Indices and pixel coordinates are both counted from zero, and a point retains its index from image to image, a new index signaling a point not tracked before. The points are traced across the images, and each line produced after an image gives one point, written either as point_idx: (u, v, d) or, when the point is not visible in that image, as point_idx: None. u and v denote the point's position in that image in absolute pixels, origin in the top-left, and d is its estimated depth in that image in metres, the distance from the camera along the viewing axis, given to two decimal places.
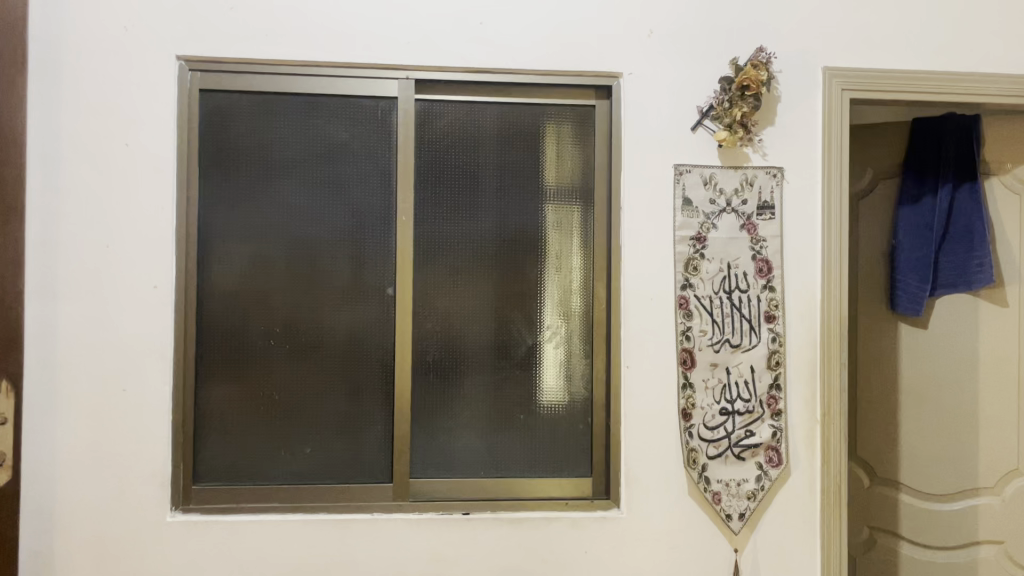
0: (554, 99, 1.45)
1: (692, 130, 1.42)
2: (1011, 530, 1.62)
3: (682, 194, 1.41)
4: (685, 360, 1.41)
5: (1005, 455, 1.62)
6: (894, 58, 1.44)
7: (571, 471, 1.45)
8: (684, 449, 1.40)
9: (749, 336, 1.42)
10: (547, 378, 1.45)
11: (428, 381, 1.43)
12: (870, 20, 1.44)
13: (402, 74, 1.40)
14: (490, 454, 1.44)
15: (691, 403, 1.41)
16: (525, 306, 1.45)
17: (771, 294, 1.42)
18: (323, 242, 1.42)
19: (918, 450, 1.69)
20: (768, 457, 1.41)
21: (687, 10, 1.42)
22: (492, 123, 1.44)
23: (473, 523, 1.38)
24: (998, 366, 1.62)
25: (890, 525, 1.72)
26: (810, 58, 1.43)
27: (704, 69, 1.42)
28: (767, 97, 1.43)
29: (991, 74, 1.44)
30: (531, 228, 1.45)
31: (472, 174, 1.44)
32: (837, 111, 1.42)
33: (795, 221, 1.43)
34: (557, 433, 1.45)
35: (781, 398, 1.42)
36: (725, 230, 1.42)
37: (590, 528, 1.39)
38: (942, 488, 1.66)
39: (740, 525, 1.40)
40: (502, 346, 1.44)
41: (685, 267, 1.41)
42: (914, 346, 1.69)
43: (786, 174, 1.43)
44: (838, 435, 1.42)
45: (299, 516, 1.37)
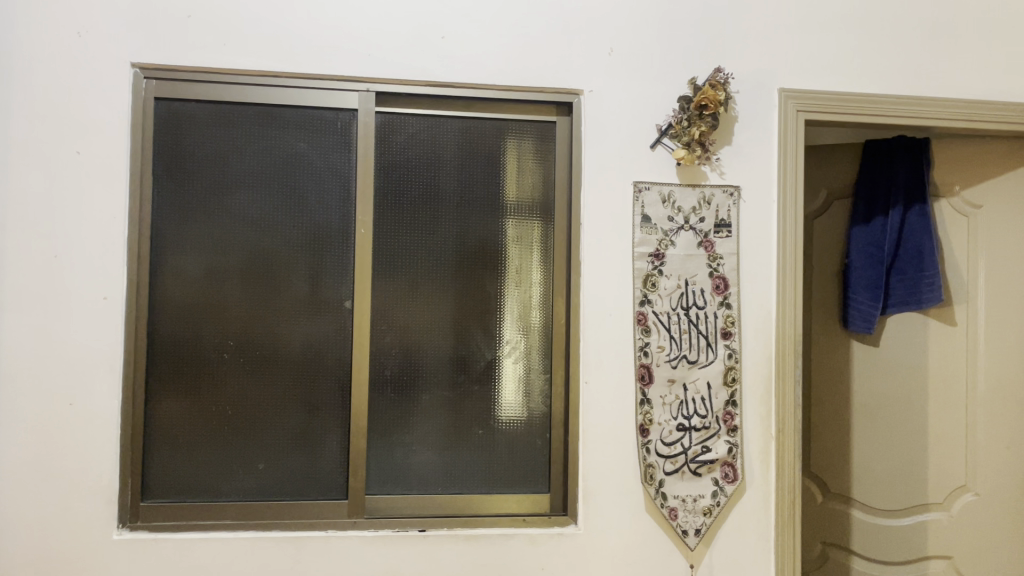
0: (515, 114, 1.45)
1: (651, 148, 1.43)
2: (960, 547, 1.65)
3: (641, 211, 1.42)
4: (643, 376, 1.42)
5: (953, 473, 1.65)
6: (847, 81, 1.47)
7: (529, 487, 1.45)
8: (641, 465, 1.40)
9: (705, 352, 1.43)
10: (505, 394, 1.44)
11: (387, 397, 1.41)
12: (825, 43, 1.47)
13: (363, 87, 1.39)
14: (448, 470, 1.42)
15: (649, 419, 1.41)
16: (485, 321, 1.44)
17: (727, 310, 1.44)
18: (280, 255, 1.40)
19: (871, 467, 1.71)
20: (723, 472, 1.42)
21: (647, 30, 1.43)
22: (453, 138, 1.44)
23: (429, 540, 1.37)
24: (947, 385, 1.66)
25: (842, 541, 1.72)
26: (767, 79, 1.46)
27: (663, 88, 1.44)
28: (725, 116, 1.45)
29: (941, 98, 1.48)
30: (491, 242, 1.45)
31: (432, 187, 1.43)
32: (793, 131, 1.45)
33: (751, 239, 1.45)
34: (515, 449, 1.44)
35: (736, 414, 1.43)
36: (683, 247, 1.43)
37: (547, 544, 1.39)
38: (893, 504, 1.69)
39: (696, 541, 1.40)
40: (461, 361, 1.44)
41: (643, 284, 1.42)
42: (867, 364, 1.72)
43: (743, 193, 1.45)
44: (792, 450, 1.44)
45: (250, 533, 1.35)
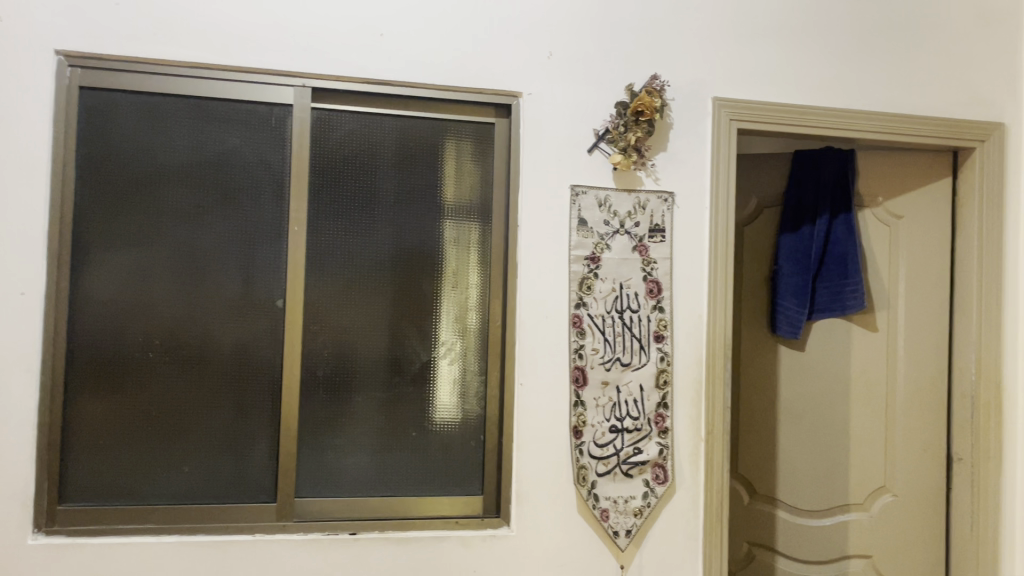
0: (454, 115, 1.45)
1: (589, 152, 1.44)
2: (879, 547, 1.71)
3: (578, 214, 1.43)
4: (577, 378, 1.43)
5: (873, 475, 1.72)
6: (778, 92, 1.51)
7: (462, 489, 1.44)
8: (574, 466, 1.41)
9: (639, 355, 1.45)
10: (441, 395, 1.44)
11: (318, 398, 1.39)
12: (757, 54, 1.51)
13: (299, 82, 1.37)
14: (380, 472, 1.41)
15: (582, 420, 1.42)
16: (420, 322, 1.43)
17: (660, 314, 1.46)
18: (210, 252, 1.36)
19: (796, 468, 1.75)
20: (654, 474, 1.44)
21: (586, 34, 1.44)
22: (390, 136, 1.43)
23: (360, 542, 1.36)
24: (868, 389, 1.73)
25: (767, 540, 1.76)
26: (702, 87, 1.49)
27: (601, 93, 1.45)
28: (661, 122, 1.47)
29: (864, 112, 1.54)
30: (428, 243, 1.44)
31: (369, 186, 1.42)
32: (725, 139, 1.48)
33: (684, 244, 1.48)
34: (449, 451, 1.44)
35: (668, 416, 1.46)
36: (618, 251, 1.45)
37: (479, 547, 1.39)
38: (817, 505, 1.74)
39: (627, 542, 1.42)
40: (396, 362, 1.42)
41: (579, 286, 1.43)
42: (793, 368, 1.76)
43: (676, 199, 1.48)
44: (720, 451, 1.47)
45: (175, 537, 1.31)
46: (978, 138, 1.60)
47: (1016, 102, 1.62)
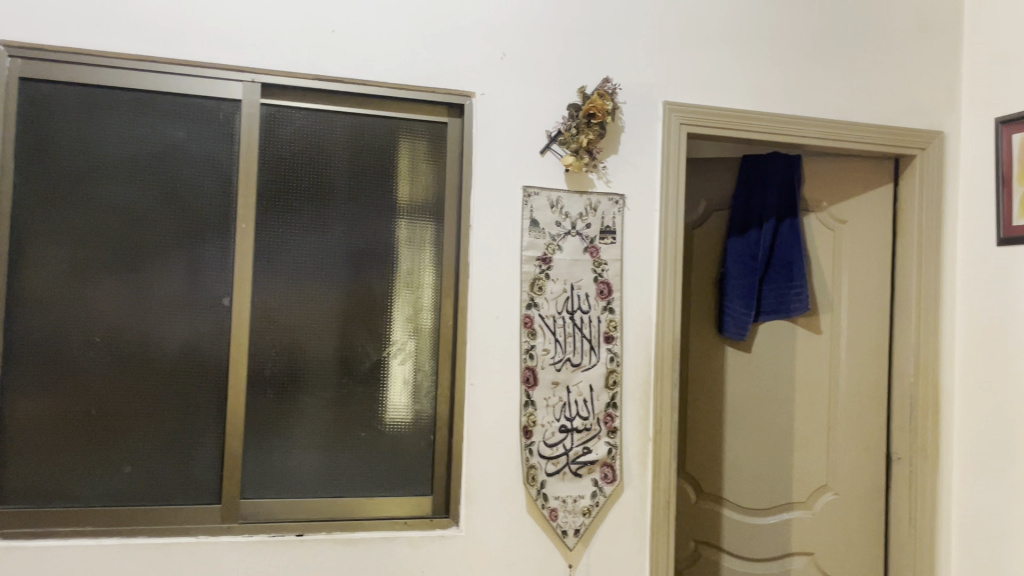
0: (406, 114, 1.44)
1: (541, 154, 1.45)
2: (820, 544, 1.76)
3: (530, 215, 1.44)
4: (527, 378, 1.43)
5: (816, 474, 1.76)
6: (726, 98, 1.54)
7: (411, 489, 1.43)
8: (524, 467, 1.42)
9: (589, 355, 1.46)
10: (391, 395, 1.43)
11: (267, 398, 1.37)
12: (707, 60, 1.53)
13: (247, 77, 1.35)
14: (329, 473, 1.39)
15: (532, 420, 1.43)
16: (371, 323, 1.42)
17: (610, 315, 1.47)
18: (155, 248, 1.34)
19: (743, 467, 1.77)
20: (603, 473, 1.45)
21: (539, 36, 1.45)
22: (341, 134, 1.41)
23: (306, 544, 1.34)
24: (811, 390, 1.77)
25: (714, 538, 1.78)
26: (653, 91, 1.50)
27: (554, 95, 1.46)
28: (612, 125, 1.48)
29: (810, 119, 1.57)
30: (380, 242, 1.43)
31: (320, 183, 1.40)
32: (675, 143, 1.50)
33: (634, 246, 1.49)
34: (399, 451, 1.43)
35: (617, 416, 1.47)
36: (569, 252, 1.46)
37: (427, 547, 1.39)
38: (764, 502, 1.77)
39: (575, 541, 1.43)
40: (346, 362, 1.41)
41: (530, 287, 1.44)
42: (739, 369, 1.78)
43: (627, 201, 1.49)
44: (668, 451, 1.49)
45: (115, 539, 1.29)
46: (918, 146, 1.65)
47: (953, 113, 1.68)
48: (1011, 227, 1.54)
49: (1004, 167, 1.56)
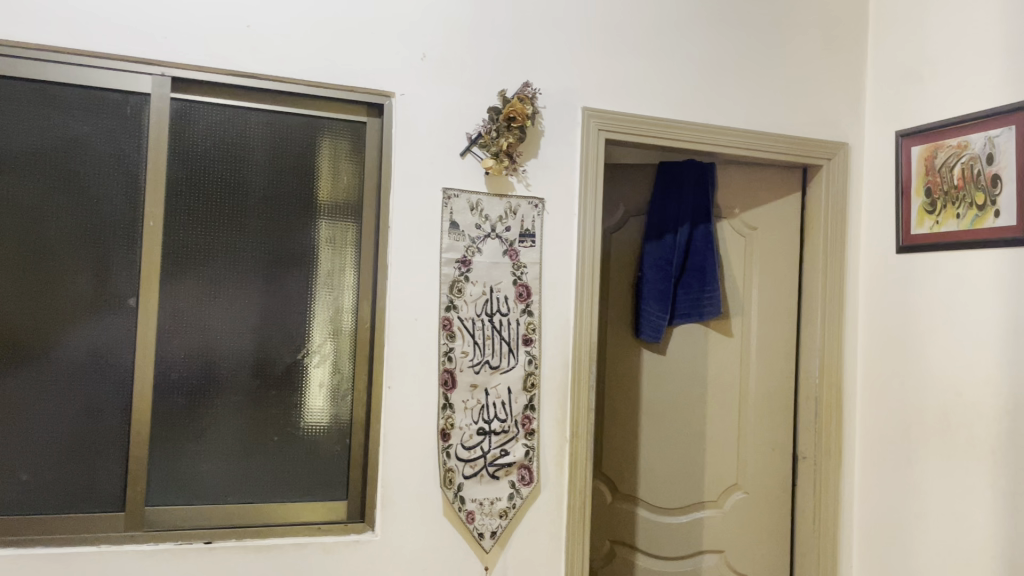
0: (325, 113, 1.42)
1: (461, 156, 1.44)
2: (730, 542, 1.81)
3: (449, 217, 1.43)
4: (446, 381, 1.42)
5: (727, 474, 1.81)
6: (643, 106, 1.57)
7: (326, 494, 1.41)
8: (441, 469, 1.41)
9: (507, 358, 1.47)
10: (308, 399, 1.40)
11: (176, 402, 1.33)
12: (625, 67, 1.56)
13: (158, 70, 1.30)
14: (241, 479, 1.36)
15: (450, 423, 1.42)
16: (287, 325, 1.39)
17: (529, 318, 1.48)
18: (57, 245, 1.28)
19: (658, 468, 1.79)
20: (520, 475, 1.46)
21: (460, 38, 1.45)
22: (258, 132, 1.38)
23: (215, 552, 1.31)
24: (722, 391, 1.82)
25: (628, 538, 1.79)
26: (573, 97, 1.52)
27: (474, 98, 1.46)
28: (532, 129, 1.49)
29: (723, 129, 1.62)
30: (299, 242, 1.40)
31: (236, 180, 1.37)
32: (594, 150, 1.52)
33: (553, 250, 1.51)
34: (314, 456, 1.40)
35: (534, 418, 1.48)
36: (489, 255, 1.46)
37: (340, 553, 1.37)
38: (677, 502, 1.80)
39: (491, 543, 1.44)
40: (260, 364, 1.38)
41: (450, 289, 1.43)
42: (654, 370, 1.80)
43: (547, 205, 1.50)
44: (584, 452, 1.51)
45: (9, 550, 1.23)
46: (825, 157, 1.72)
47: (855, 126, 1.76)
48: (910, 236, 1.61)
49: (904, 179, 1.64)
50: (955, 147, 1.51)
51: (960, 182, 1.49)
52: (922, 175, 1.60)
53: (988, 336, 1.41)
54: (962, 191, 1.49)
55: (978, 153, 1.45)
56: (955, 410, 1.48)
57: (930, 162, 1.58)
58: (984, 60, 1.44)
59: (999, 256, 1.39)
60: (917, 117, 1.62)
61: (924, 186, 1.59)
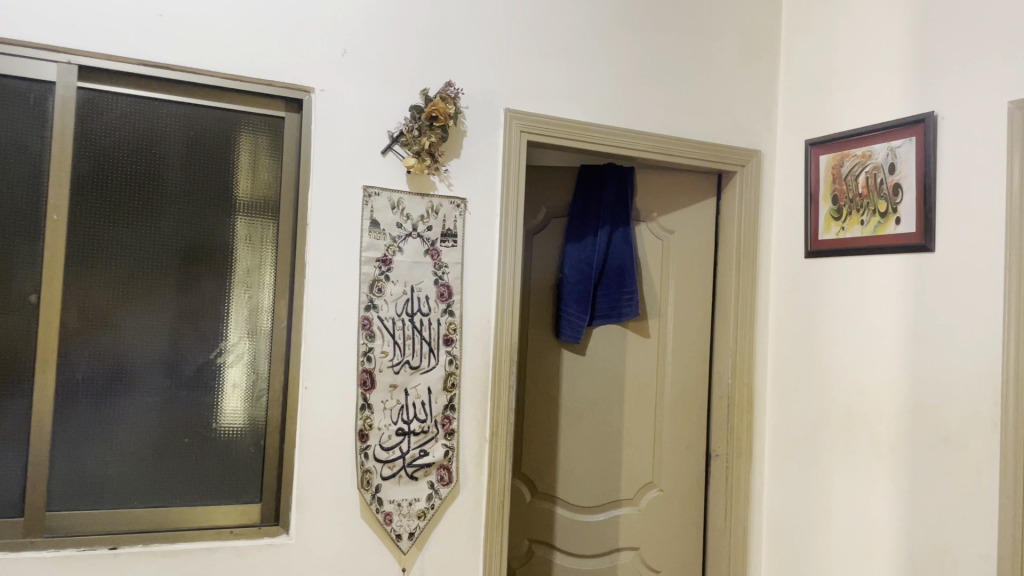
0: (242, 106, 1.38)
1: (382, 154, 1.43)
2: (645, 539, 1.84)
3: (370, 215, 1.41)
4: (365, 381, 1.41)
5: (643, 472, 1.85)
6: (564, 109, 1.59)
7: (239, 497, 1.38)
8: (359, 471, 1.40)
9: (427, 358, 1.46)
10: (224, 400, 1.37)
11: (82, 404, 1.27)
12: (547, 70, 1.57)
13: (63, 58, 1.24)
14: (150, 482, 1.32)
15: (368, 424, 1.41)
16: (201, 323, 1.36)
17: (450, 318, 1.48)
18: None
19: (577, 468, 1.81)
20: (439, 475, 1.46)
21: (381, 35, 1.43)
22: (172, 125, 1.34)
23: (120, 558, 1.26)
24: (640, 391, 1.85)
25: (547, 537, 1.81)
26: (495, 98, 1.53)
27: (396, 95, 1.44)
28: (454, 129, 1.49)
29: (641, 134, 1.65)
30: (215, 239, 1.37)
31: (147, 174, 1.32)
32: (516, 151, 1.53)
33: (475, 250, 1.51)
34: (227, 459, 1.37)
35: (454, 418, 1.48)
36: (410, 254, 1.45)
37: (253, 557, 1.34)
38: (595, 500, 1.82)
39: (409, 544, 1.43)
40: (173, 364, 1.33)
41: (369, 288, 1.41)
42: (574, 370, 1.82)
43: (469, 205, 1.50)
44: (503, 452, 1.52)
45: None
46: (738, 163, 1.78)
47: (765, 134, 1.82)
48: (817, 241, 1.68)
49: (812, 186, 1.71)
50: (860, 157, 1.57)
51: (864, 190, 1.56)
52: (829, 183, 1.66)
53: (890, 338, 1.48)
54: (866, 199, 1.56)
55: (881, 163, 1.52)
56: (858, 408, 1.55)
57: (836, 170, 1.64)
58: (888, 75, 1.51)
59: (900, 262, 1.46)
60: (825, 127, 1.68)
61: (831, 194, 1.65)
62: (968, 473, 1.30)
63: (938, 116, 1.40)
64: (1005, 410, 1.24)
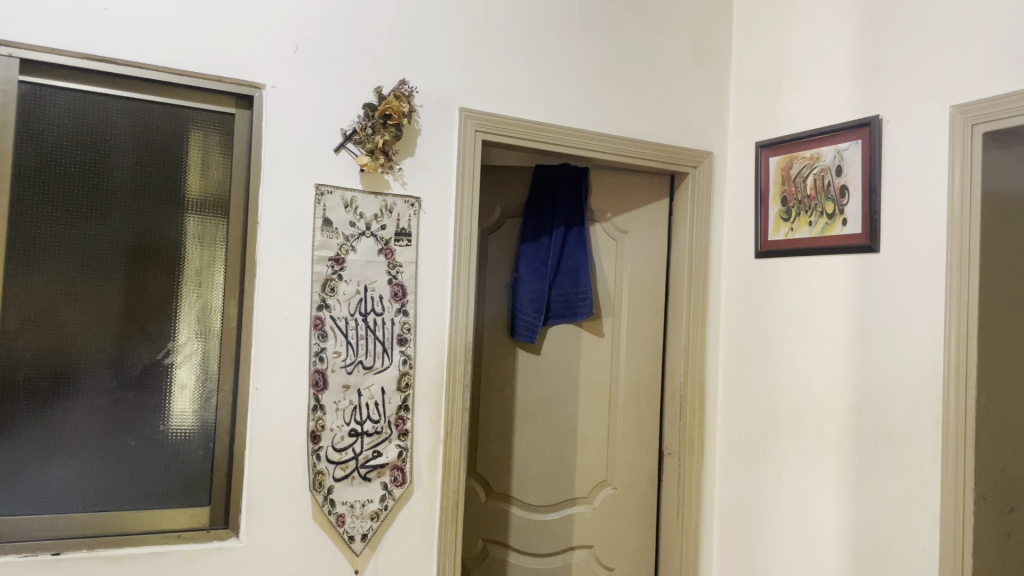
0: (191, 103, 1.35)
1: (335, 152, 1.41)
2: (599, 537, 1.85)
3: (322, 214, 1.40)
4: (317, 382, 1.39)
5: (597, 470, 1.86)
6: (518, 109, 1.59)
7: (187, 500, 1.35)
8: (311, 472, 1.38)
9: (381, 358, 1.45)
10: (173, 402, 1.34)
11: (24, 407, 1.23)
12: (501, 70, 1.57)
13: (4, 51, 1.20)
14: (96, 486, 1.28)
15: (321, 425, 1.39)
16: (150, 323, 1.33)
17: (403, 317, 1.47)
18: None
19: (532, 467, 1.81)
20: (392, 476, 1.45)
21: (334, 32, 1.42)
22: (120, 121, 1.31)
23: (63, 564, 1.22)
24: (594, 390, 1.86)
25: (501, 537, 1.81)
26: (449, 97, 1.52)
27: (349, 93, 1.43)
28: (409, 128, 1.48)
29: (595, 134, 1.66)
30: (164, 238, 1.34)
31: (94, 170, 1.29)
32: (471, 150, 1.53)
33: (429, 250, 1.50)
34: (176, 461, 1.34)
35: (408, 419, 1.48)
36: (363, 253, 1.43)
37: (202, 561, 1.31)
38: (549, 499, 1.83)
39: (362, 546, 1.42)
40: (121, 364, 1.30)
41: (322, 287, 1.40)
42: (530, 370, 1.82)
43: (423, 204, 1.49)
44: (457, 452, 1.52)
45: None
46: (690, 165, 1.80)
47: (716, 136, 1.84)
48: (767, 241, 1.71)
49: (762, 187, 1.73)
50: (809, 159, 1.61)
51: (812, 191, 1.59)
52: (778, 185, 1.69)
53: (837, 336, 1.51)
54: (814, 200, 1.59)
55: (828, 165, 1.55)
56: (806, 405, 1.58)
57: (786, 172, 1.67)
58: (835, 79, 1.55)
59: (846, 263, 1.49)
60: (775, 130, 1.71)
61: (780, 195, 1.68)
62: (912, 468, 1.33)
63: (882, 121, 1.43)
64: (946, 407, 1.27)
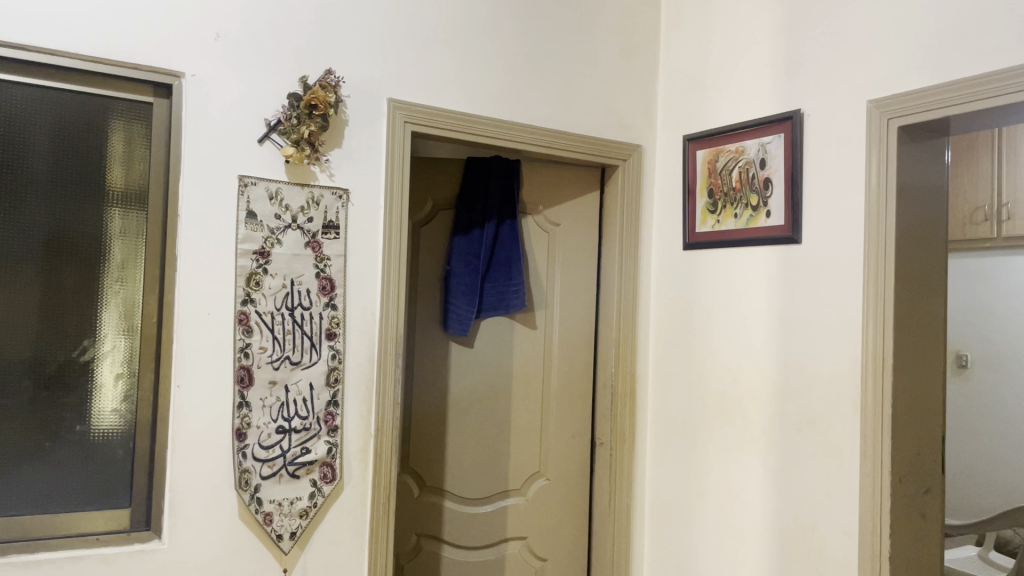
0: (105, 91, 1.30)
1: (260, 143, 1.37)
2: (533, 529, 1.86)
3: (246, 206, 1.36)
4: (241, 378, 1.35)
5: (530, 462, 1.87)
6: (447, 100, 1.57)
7: (107, 502, 1.30)
8: (236, 471, 1.34)
9: (309, 353, 1.42)
10: (95, 402, 1.29)
11: None
12: (429, 61, 1.55)
13: None
14: (9, 490, 1.22)
15: (246, 422, 1.36)
16: (71, 320, 1.27)
17: (332, 311, 1.45)
18: None
19: (466, 460, 1.81)
20: (321, 473, 1.43)
21: (256, 20, 1.38)
22: (32, 108, 1.25)
23: None
24: (526, 381, 1.86)
25: (434, 530, 1.79)
26: (376, 88, 1.50)
27: (273, 83, 1.39)
28: (335, 119, 1.45)
29: (524, 126, 1.66)
30: (85, 232, 1.29)
31: (8, 162, 1.23)
32: (400, 142, 1.51)
33: (358, 242, 1.48)
34: (95, 463, 1.29)
35: (337, 414, 1.45)
36: (289, 246, 1.40)
37: (122, 563, 1.26)
38: (484, 492, 1.82)
39: (290, 544, 1.39)
40: (41, 364, 1.25)
41: (246, 282, 1.36)
42: (463, 363, 1.81)
43: (351, 197, 1.47)
44: (389, 447, 1.50)
45: None
46: (619, 158, 1.82)
47: (643, 129, 1.87)
48: (695, 233, 1.74)
49: (689, 179, 1.76)
50: (734, 152, 1.64)
51: (737, 184, 1.62)
52: (705, 177, 1.72)
53: (762, 325, 1.54)
54: (739, 193, 1.62)
55: (752, 158, 1.59)
56: (732, 393, 1.62)
57: (712, 164, 1.70)
58: (759, 75, 1.58)
59: (771, 254, 1.53)
60: (701, 123, 1.74)
61: (706, 187, 1.71)
62: (832, 453, 1.38)
63: (804, 115, 1.47)
64: (864, 393, 1.32)
